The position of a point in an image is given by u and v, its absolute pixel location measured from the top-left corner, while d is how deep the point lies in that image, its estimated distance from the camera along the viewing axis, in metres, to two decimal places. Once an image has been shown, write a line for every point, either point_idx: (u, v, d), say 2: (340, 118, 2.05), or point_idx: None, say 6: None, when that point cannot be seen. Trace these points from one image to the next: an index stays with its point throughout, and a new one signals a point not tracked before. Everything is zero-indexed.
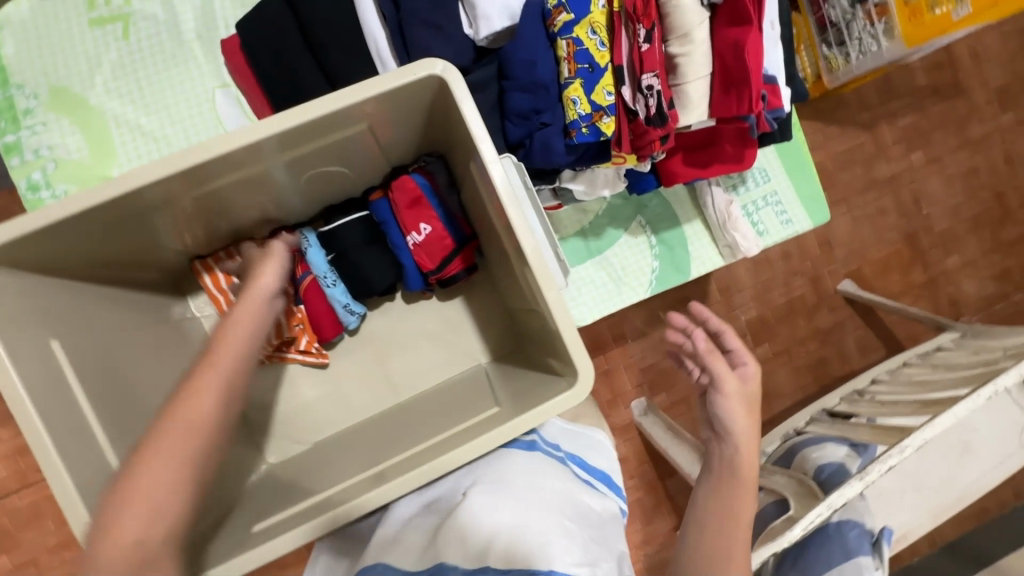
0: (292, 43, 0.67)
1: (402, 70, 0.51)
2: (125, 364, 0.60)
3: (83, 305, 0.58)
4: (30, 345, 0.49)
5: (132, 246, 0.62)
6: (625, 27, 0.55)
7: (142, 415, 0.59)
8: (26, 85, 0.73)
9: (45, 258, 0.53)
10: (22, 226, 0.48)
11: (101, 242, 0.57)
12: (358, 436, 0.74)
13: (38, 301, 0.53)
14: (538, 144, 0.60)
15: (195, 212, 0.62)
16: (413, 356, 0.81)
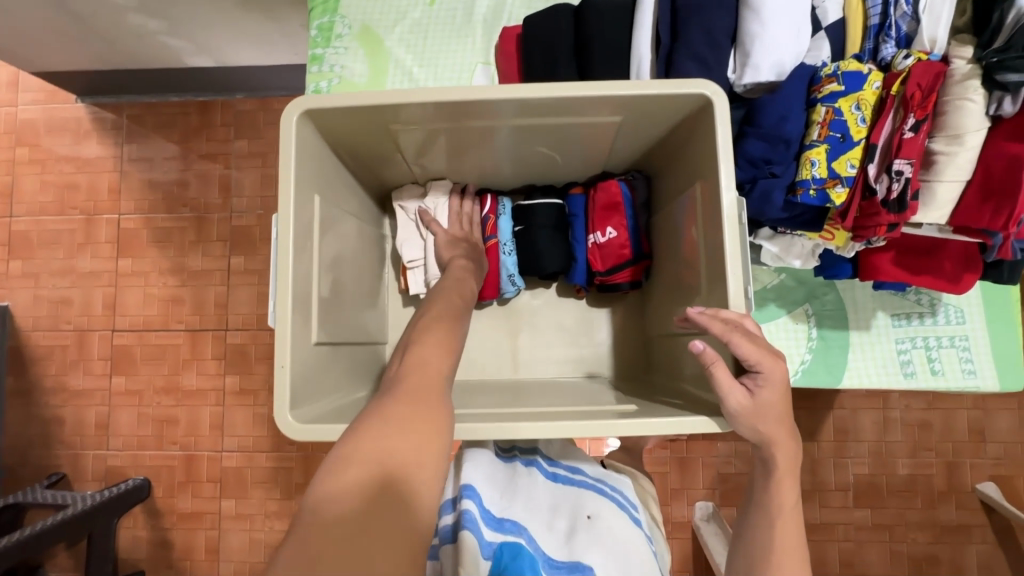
0: (565, 43, 0.77)
1: (675, 82, 0.57)
2: (340, 244, 0.71)
3: (335, 185, 0.70)
4: (305, 195, 0.61)
5: (378, 156, 0.74)
6: (894, 110, 0.56)
7: (337, 290, 0.70)
8: (347, 17, 0.92)
9: (327, 133, 0.66)
10: (330, 103, 0.60)
11: (366, 140, 0.69)
12: (477, 391, 0.79)
13: (316, 166, 0.65)
14: (758, 191, 0.62)
15: (435, 144, 0.71)
16: (541, 341, 0.86)
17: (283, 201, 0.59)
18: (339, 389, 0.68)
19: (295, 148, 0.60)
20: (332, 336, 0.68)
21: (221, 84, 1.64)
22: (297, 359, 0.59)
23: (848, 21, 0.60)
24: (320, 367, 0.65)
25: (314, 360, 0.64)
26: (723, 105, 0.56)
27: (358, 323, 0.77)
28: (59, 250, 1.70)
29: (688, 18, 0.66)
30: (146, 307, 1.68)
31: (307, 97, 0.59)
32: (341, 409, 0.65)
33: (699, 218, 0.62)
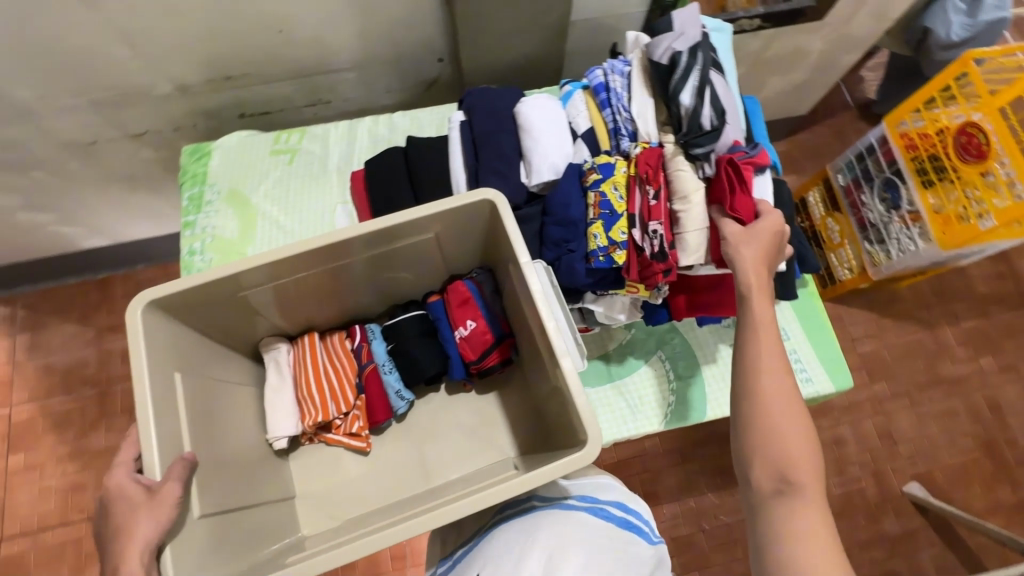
0: (398, 176, 0.91)
1: (465, 195, 0.71)
2: (207, 409, 0.75)
3: (196, 354, 0.76)
4: (162, 375, 0.66)
5: (237, 318, 0.81)
6: (640, 186, 0.71)
7: (215, 453, 0.73)
8: (216, 185, 1.04)
9: (178, 310, 0.72)
10: (175, 284, 0.69)
11: (221, 306, 0.76)
12: (390, 508, 0.81)
13: (173, 347, 0.71)
14: (564, 266, 0.75)
15: (291, 292, 0.80)
16: (440, 442, 0.89)
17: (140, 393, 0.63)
18: (238, 556, 0.69)
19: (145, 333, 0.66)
20: (219, 503, 0.70)
21: (118, 259, 1.70)
22: (180, 538, 0.61)
23: (594, 127, 0.78)
24: (209, 539, 0.66)
25: (200, 535, 0.65)
26: (505, 202, 0.71)
27: (250, 481, 0.79)
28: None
29: (482, 144, 0.82)
30: (41, 503, 1.54)
31: (149, 287, 0.67)
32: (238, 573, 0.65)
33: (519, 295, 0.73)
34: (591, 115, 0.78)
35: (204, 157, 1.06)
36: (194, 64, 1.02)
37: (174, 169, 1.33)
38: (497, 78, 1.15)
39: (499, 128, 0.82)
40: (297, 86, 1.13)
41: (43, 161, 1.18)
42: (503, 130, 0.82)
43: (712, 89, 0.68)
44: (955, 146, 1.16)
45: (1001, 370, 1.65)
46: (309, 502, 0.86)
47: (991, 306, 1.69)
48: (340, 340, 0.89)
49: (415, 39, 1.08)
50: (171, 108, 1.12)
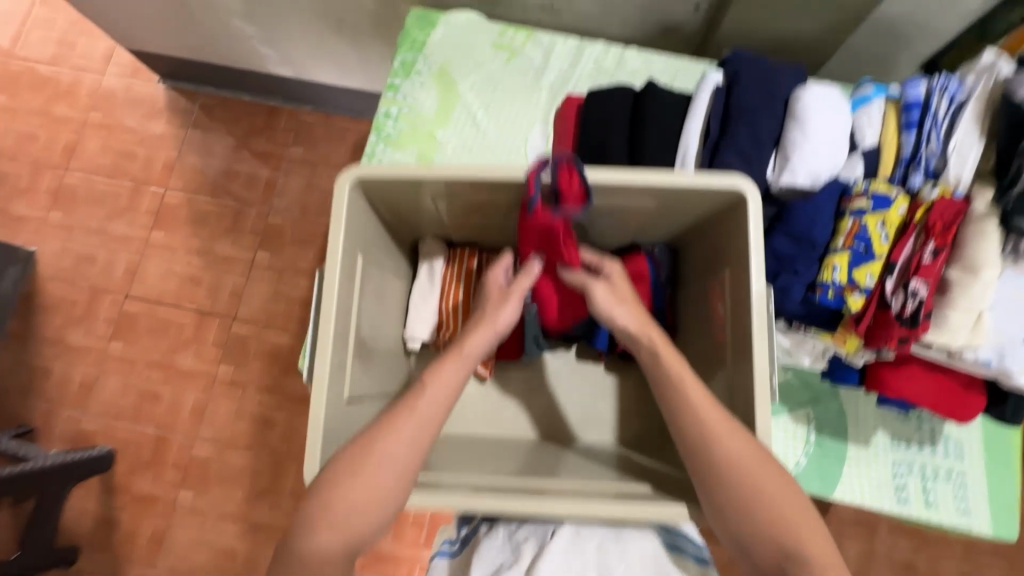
0: (619, 117, 0.84)
1: (712, 176, 0.64)
2: (370, 292, 0.78)
3: (375, 238, 0.79)
4: (349, 257, 0.70)
5: (417, 213, 0.83)
6: (916, 234, 0.61)
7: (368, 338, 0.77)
8: (429, 57, 1.01)
9: (374, 194, 0.75)
10: (381, 169, 0.70)
11: (409, 199, 0.77)
12: (497, 447, 0.83)
13: (363, 227, 0.75)
14: (778, 285, 0.66)
15: (476, 205, 0.79)
16: (550, 398, 0.91)
17: (328, 270, 0.67)
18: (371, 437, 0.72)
19: (346, 207, 0.70)
20: (364, 384, 0.75)
21: (292, 94, 1.77)
22: (332, 412, 0.66)
23: (882, 149, 0.66)
24: (356, 419, 0.72)
25: (348, 417, 0.70)
26: (755, 195, 0.63)
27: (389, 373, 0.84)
28: (101, 210, 1.79)
29: (736, 118, 0.72)
30: (163, 281, 1.72)
31: (358, 165, 0.69)
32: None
33: (726, 302, 0.68)
34: (883, 131, 0.66)
35: (428, 25, 1.03)
36: None
37: (381, 28, 1.32)
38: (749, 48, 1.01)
39: (764, 108, 0.72)
40: None
41: None
42: (767, 112, 0.72)
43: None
44: None
45: None
46: None
47: None
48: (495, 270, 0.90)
49: None
50: None
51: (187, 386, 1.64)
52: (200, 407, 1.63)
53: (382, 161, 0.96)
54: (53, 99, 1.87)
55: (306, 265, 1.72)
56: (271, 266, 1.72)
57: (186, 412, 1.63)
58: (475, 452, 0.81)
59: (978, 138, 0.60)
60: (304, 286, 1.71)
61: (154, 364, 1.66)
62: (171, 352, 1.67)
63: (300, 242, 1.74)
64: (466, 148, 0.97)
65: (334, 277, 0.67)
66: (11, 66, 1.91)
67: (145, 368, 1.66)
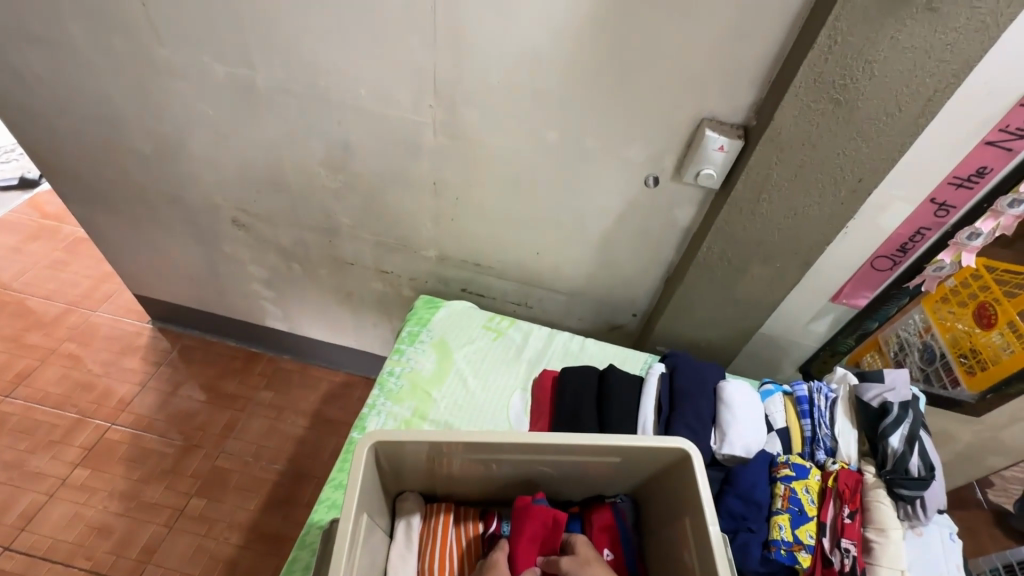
0: (589, 389, 1.05)
1: (663, 438, 0.79)
2: (365, 561, 0.77)
3: (372, 502, 0.81)
4: (359, 514, 0.74)
5: (416, 470, 0.89)
6: (834, 499, 0.77)
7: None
8: (432, 330, 1.25)
9: (385, 454, 0.83)
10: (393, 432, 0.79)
11: (415, 458, 0.85)
12: None
13: (371, 486, 0.80)
14: (739, 541, 0.77)
15: (472, 464, 0.87)
16: None
17: (342, 528, 0.71)
18: None
19: (364, 466, 0.76)
20: None
21: (277, 343, 1.93)
22: None
23: (791, 429, 0.87)
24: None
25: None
26: (699, 454, 0.77)
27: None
28: (27, 442, 1.67)
29: (682, 398, 0.95)
30: (65, 529, 1.52)
31: (378, 429, 0.79)
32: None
33: (694, 557, 0.75)
34: (788, 417, 0.89)
35: (434, 308, 1.31)
36: (462, 248, 1.34)
37: (382, 302, 1.61)
38: (676, 344, 1.34)
39: (699, 392, 0.95)
40: (518, 288, 1.41)
41: (308, 260, 1.52)
42: (703, 395, 0.95)
43: (922, 443, 0.77)
44: None
45: None
46: None
47: None
48: (475, 524, 0.90)
49: (625, 294, 1.34)
50: (422, 266, 1.43)
51: None
52: None
53: (379, 412, 1.09)
54: (31, 327, 1.93)
55: (242, 518, 1.58)
56: (201, 517, 1.57)
57: None
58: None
59: (850, 426, 0.85)
60: (235, 542, 1.54)
61: None
62: None
63: (242, 490, 1.64)
64: (457, 405, 1.12)
65: (344, 538, 0.70)
66: (2, 296, 2.01)
67: None
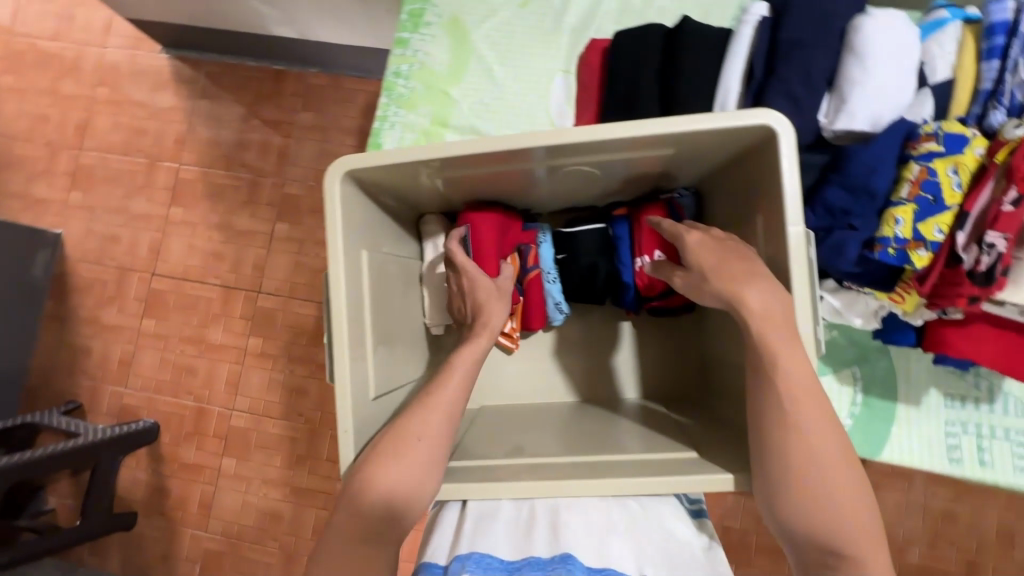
0: (651, 59, 0.77)
1: (737, 112, 0.57)
2: (382, 285, 0.74)
3: (378, 228, 0.74)
4: (354, 254, 0.66)
5: (420, 187, 0.76)
6: (994, 180, 0.54)
7: (388, 328, 0.74)
8: (438, 7, 0.93)
9: (371, 181, 0.69)
10: (377, 157, 0.64)
11: (409, 179, 0.71)
12: (512, 421, 0.82)
13: (363, 218, 0.70)
14: (831, 241, 0.60)
15: (493, 177, 0.73)
16: (580, 361, 0.91)
17: (335, 267, 0.63)
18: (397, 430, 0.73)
19: (341, 202, 0.64)
20: (388, 377, 0.72)
21: (297, 57, 1.68)
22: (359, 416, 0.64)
23: (957, 83, 0.58)
24: (380, 417, 0.69)
25: (374, 415, 0.67)
26: (790, 132, 0.56)
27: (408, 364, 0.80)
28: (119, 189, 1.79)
29: (785, 57, 0.65)
30: (188, 257, 1.75)
31: (354, 155, 0.63)
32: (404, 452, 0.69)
33: (761, 258, 0.62)
34: (958, 60, 0.58)
35: None
36: None
37: None
38: None
39: (816, 39, 0.63)
40: None
41: None
42: (820, 44, 0.63)
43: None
44: None
45: None
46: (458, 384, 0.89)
47: None
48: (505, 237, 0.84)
49: None
50: None
51: (221, 359, 1.70)
52: (233, 378, 1.68)
53: (393, 124, 0.90)
54: (59, 76, 1.84)
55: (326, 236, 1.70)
56: (291, 238, 1.71)
57: (220, 383, 1.69)
58: (514, 429, 0.79)
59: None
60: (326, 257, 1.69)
61: (185, 339, 1.71)
62: (201, 326, 1.71)
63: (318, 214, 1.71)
64: (481, 101, 0.90)
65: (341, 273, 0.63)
66: (15, 44, 1.87)
67: (178, 343, 1.72)
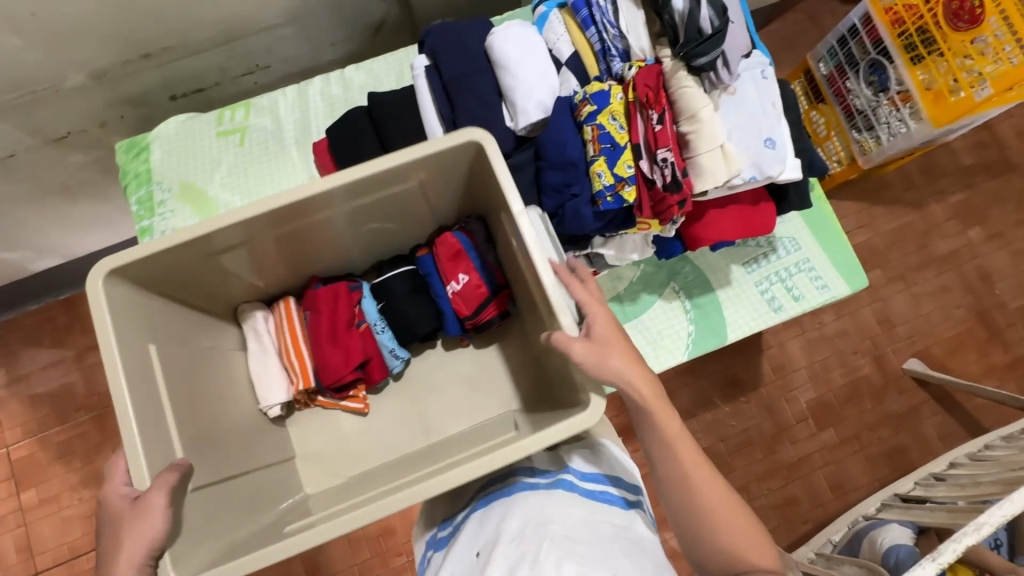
0: (365, 132, 0.81)
1: (452, 134, 0.62)
2: (188, 392, 0.64)
3: (170, 327, 0.65)
4: (138, 354, 0.58)
5: (211, 284, 0.71)
6: (640, 112, 0.65)
7: (205, 422, 0.66)
8: (163, 181, 0.92)
9: (150, 281, 0.63)
10: (138, 251, 0.59)
11: (193, 275, 0.67)
12: (387, 472, 0.76)
13: (147, 315, 0.62)
14: (569, 213, 0.68)
15: (281, 246, 0.71)
16: (440, 398, 0.84)
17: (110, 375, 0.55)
18: (245, 526, 0.63)
19: (108, 305, 0.57)
20: (210, 476, 0.63)
21: (41, 288, 1.39)
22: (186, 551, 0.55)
23: (580, 52, 0.70)
24: (208, 514, 0.60)
25: (198, 512, 0.58)
26: (494, 144, 0.62)
27: (247, 451, 0.72)
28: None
29: (455, 90, 0.72)
30: None
31: (111, 256, 0.57)
32: (243, 538, 0.60)
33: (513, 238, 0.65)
34: (572, 38, 0.70)
35: (141, 153, 0.93)
36: (101, 47, 0.86)
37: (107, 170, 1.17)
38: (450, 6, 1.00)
39: (471, 69, 0.72)
40: (230, 51, 0.98)
41: None
42: (476, 69, 0.72)
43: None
44: (947, 12, 1.02)
45: (990, 238, 1.52)
46: (314, 463, 0.82)
47: (978, 176, 1.54)
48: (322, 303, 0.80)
49: None
50: (91, 101, 0.96)
51: None
52: None
53: None
54: None
55: None
56: None
57: None
58: (379, 480, 0.73)
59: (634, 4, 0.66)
60: None
61: None
62: None
63: None
64: None
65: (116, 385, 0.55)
66: None
67: None
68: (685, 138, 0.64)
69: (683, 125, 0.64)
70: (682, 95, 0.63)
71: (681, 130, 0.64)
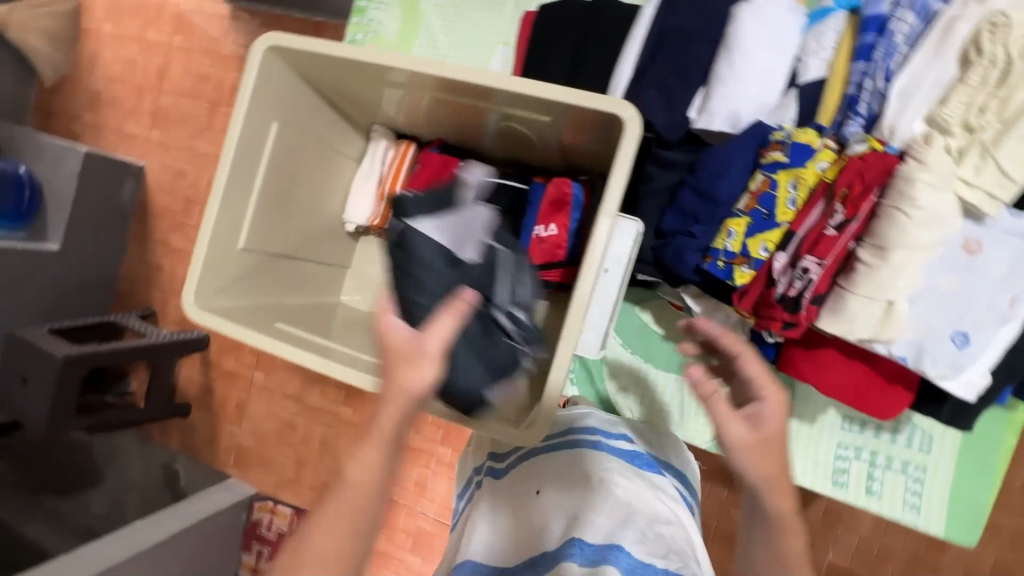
0: (567, 30, 0.73)
1: (600, 96, 0.53)
2: (286, 171, 0.73)
3: (301, 113, 0.72)
4: (257, 127, 0.66)
5: (356, 96, 0.75)
6: (824, 199, 0.52)
7: (288, 200, 0.75)
8: None
9: (304, 69, 0.69)
10: (298, 42, 0.63)
11: (342, 82, 0.71)
12: None
13: (286, 95, 0.69)
14: (672, 248, 0.58)
15: (421, 102, 0.72)
16: None
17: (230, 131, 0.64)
18: (269, 296, 0.75)
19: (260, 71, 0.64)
20: (264, 247, 0.73)
21: None
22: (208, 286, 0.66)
23: (827, 84, 0.57)
24: (248, 268, 0.72)
25: (237, 264, 0.70)
26: (636, 132, 0.52)
27: (311, 245, 0.82)
28: (128, 94, 1.69)
29: (665, 42, 0.60)
30: None
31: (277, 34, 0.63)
32: (263, 308, 0.73)
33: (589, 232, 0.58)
34: (833, 60, 0.57)
35: None
36: None
37: None
38: None
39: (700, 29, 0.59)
40: None
41: None
42: (704, 32, 0.59)
43: None
44: None
45: None
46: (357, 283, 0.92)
47: None
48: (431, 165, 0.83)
49: None
50: None
51: None
52: None
53: None
54: None
55: None
56: None
57: None
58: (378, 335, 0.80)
59: (944, 54, 0.52)
60: None
61: None
62: None
63: None
64: None
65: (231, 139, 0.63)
66: None
67: None
68: (853, 261, 0.50)
69: (864, 247, 0.50)
70: (892, 217, 0.48)
71: (858, 250, 0.50)
